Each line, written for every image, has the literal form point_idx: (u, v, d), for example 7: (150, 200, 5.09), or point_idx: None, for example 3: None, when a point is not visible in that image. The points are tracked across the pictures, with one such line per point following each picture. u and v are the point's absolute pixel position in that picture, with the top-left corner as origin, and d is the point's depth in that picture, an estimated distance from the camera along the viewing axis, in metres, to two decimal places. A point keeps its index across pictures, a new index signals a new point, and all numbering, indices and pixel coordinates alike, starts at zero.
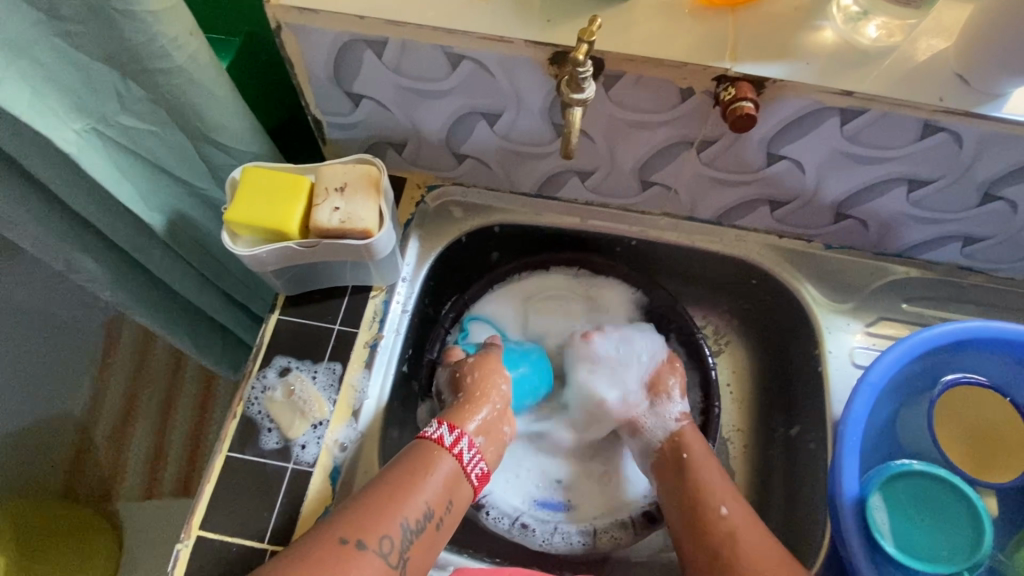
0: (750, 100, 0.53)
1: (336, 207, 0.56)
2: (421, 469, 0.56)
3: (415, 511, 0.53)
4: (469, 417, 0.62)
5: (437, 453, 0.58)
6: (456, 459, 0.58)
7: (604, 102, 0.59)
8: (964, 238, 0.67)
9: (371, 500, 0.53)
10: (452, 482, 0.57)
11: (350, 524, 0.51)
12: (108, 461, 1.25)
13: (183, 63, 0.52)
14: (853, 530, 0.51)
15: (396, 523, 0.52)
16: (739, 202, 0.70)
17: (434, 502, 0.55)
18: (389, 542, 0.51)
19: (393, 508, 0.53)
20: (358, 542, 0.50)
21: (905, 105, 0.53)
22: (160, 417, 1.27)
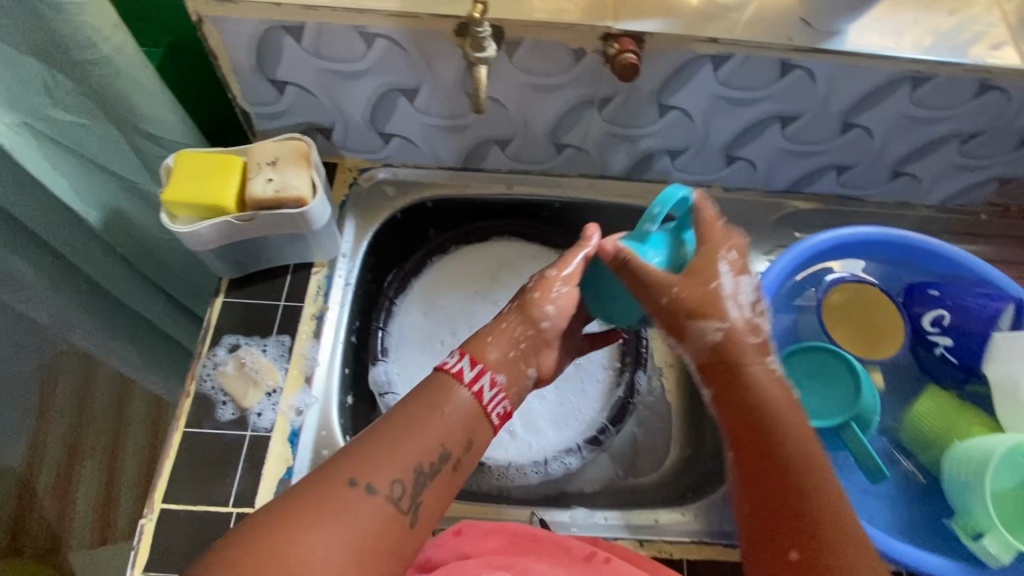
0: (632, 52, 0.61)
1: (269, 178, 0.60)
2: (433, 404, 0.49)
3: (427, 453, 0.47)
4: (490, 348, 0.53)
5: (450, 386, 0.50)
6: (473, 396, 0.50)
7: (509, 68, 0.66)
8: (837, 167, 0.78)
9: (376, 437, 0.47)
10: (469, 420, 0.49)
11: (356, 464, 0.45)
12: (54, 507, 1.22)
13: (110, 54, 0.54)
14: None
15: (407, 466, 0.46)
16: (644, 155, 0.78)
17: (447, 442, 0.48)
18: (400, 487, 0.45)
19: (404, 449, 0.46)
20: (367, 485, 0.44)
21: (762, 47, 0.63)
22: (108, 457, 1.23)
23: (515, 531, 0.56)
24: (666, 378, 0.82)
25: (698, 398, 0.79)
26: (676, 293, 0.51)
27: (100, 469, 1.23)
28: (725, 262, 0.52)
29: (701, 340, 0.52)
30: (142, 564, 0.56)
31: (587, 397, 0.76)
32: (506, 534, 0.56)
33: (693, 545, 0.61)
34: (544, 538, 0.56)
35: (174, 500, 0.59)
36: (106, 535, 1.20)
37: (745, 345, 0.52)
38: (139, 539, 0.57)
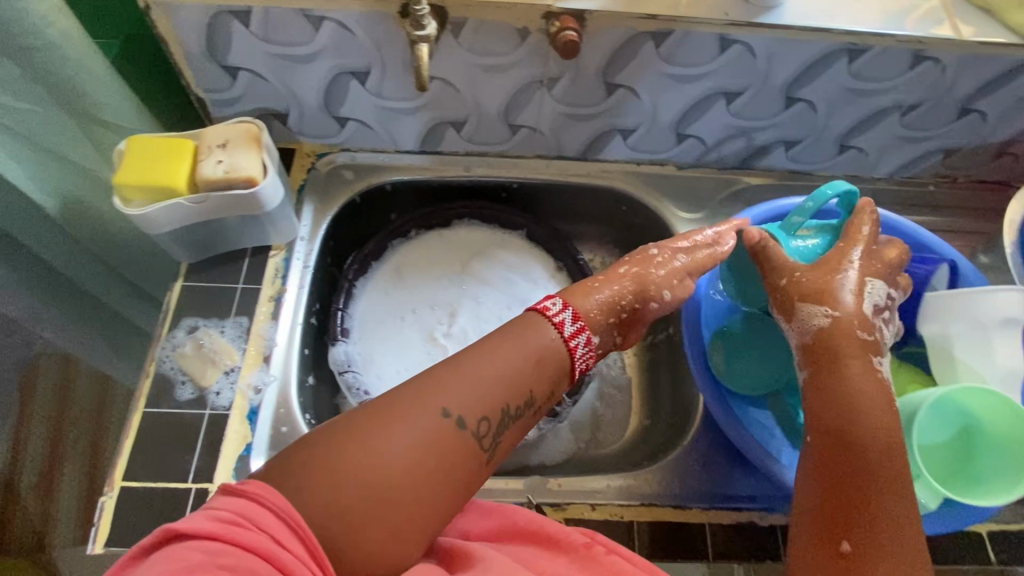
0: (572, 30, 0.62)
1: (220, 160, 0.62)
2: (524, 346, 0.49)
3: (516, 396, 0.47)
4: (591, 297, 0.55)
5: (533, 324, 0.51)
6: (562, 344, 0.51)
7: (456, 49, 0.67)
8: (785, 142, 0.79)
9: (466, 368, 0.47)
10: (548, 361, 0.50)
11: (446, 392, 0.45)
12: None
13: (56, 39, 0.57)
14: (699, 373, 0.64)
15: (498, 406, 0.46)
16: (597, 134, 0.79)
17: (534, 388, 0.49)
18: (488, 424, 0.45)
19: (494, 386, 0.47)
20: (457, 416, 0.44)
21: (700, 23, 0.64)
22: None
23: (515, 519, 0.48)
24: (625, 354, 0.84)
25: (656, 371, 0.81)
26: (798, 277, 0.53)
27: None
28: (858, 260, 0.54)
29: (812, 318, 0.52)
30: (103, 540, 0.58)
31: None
32: (505, 518, 0.48)
33: (644, 508, 0.63)
34: (549, 532, 0.46)
35: (133, 478, 0.60)
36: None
37: (855, 339, 0.51)
38: (99, 517, 0.58)
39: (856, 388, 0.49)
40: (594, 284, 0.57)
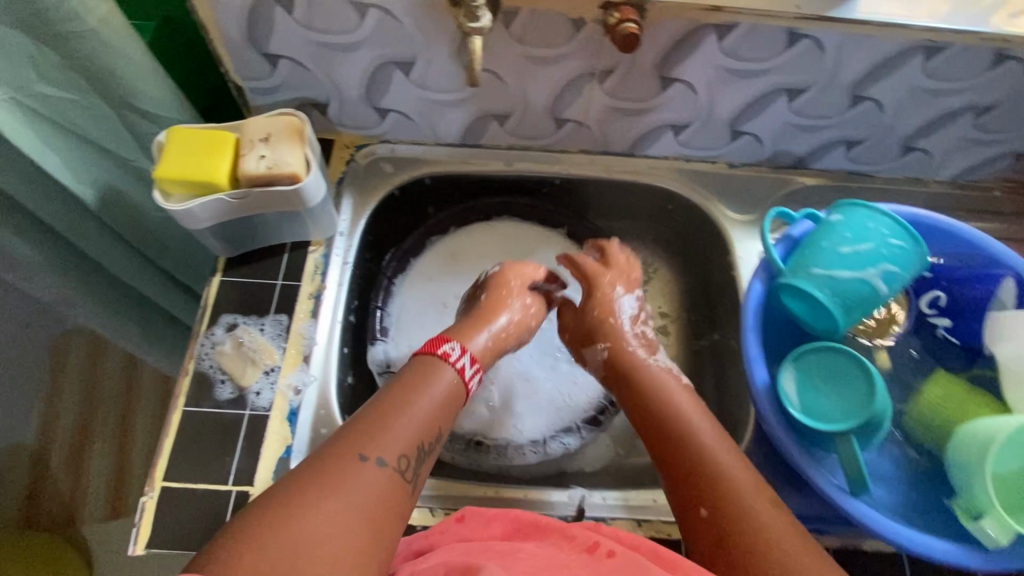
0: (633, 21, 0.58)
1: (262, 155, 0.59)
2: (425, 390, 0.56)
3: (426, 432, 0.54)
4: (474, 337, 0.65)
5: (438, 365, 0.58)
6: (457, 381, 0.59)
7: (507, 39, 0.64)
8: (845, 141, 0.75)
9: (373, 420, 0.52)
10: (450, 400, 0.57)
11: (362, 441, 0.50)
12: (68, 484, 1.20)
13: (96, 27, 0.53)
14: (771, 412, 0.54)
15: (411, 443, 0.52)
16: (645, 130, 0.76)
17: (441, 423, 0.55)
18: (406, 460, 0.51)
19: (406, 428, 0.53)
20: (376, 458, 0.49)
21: (769, 16, 0.60)
22: (116, 437, 1.19)
23: (518, 516, 0.54)
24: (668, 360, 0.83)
25: (701, 379, 0.79)
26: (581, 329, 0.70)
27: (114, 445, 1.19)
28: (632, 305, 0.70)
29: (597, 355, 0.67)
30: (144, 540, 0.57)
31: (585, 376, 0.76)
32: (510, 517, 0.54)
33: None
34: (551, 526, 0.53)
35: (174, 479, 0.59)
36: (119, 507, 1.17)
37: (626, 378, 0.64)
38: (140, 516, 0.58)
39: (668, 407, 0.60)
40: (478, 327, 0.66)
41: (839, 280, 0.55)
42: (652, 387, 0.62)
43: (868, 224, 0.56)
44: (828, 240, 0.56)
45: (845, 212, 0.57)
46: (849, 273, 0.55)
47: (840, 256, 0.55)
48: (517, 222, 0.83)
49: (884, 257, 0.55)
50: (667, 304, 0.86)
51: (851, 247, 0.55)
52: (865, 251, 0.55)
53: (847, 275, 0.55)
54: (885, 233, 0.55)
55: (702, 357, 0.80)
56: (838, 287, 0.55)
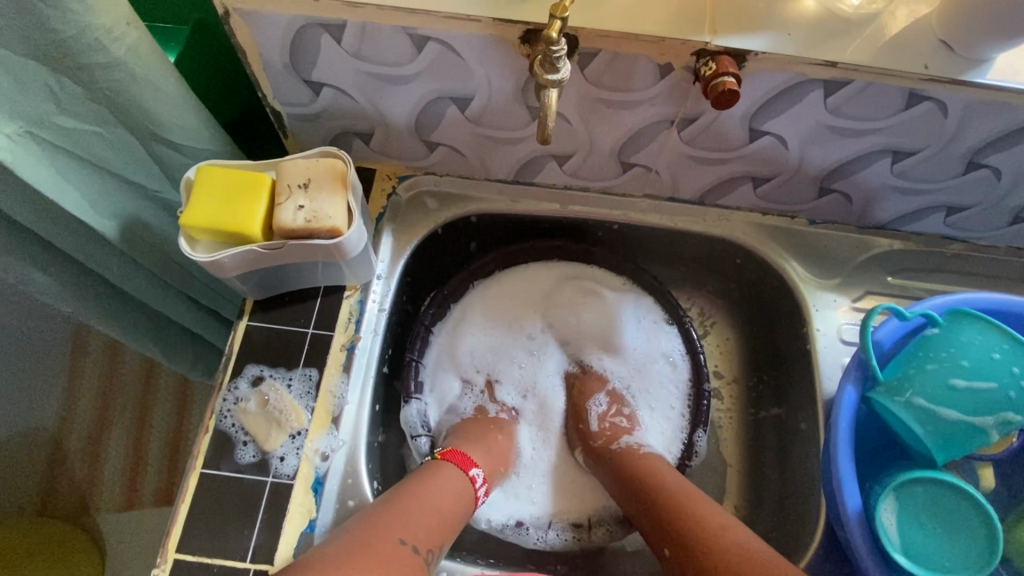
0: (732, 75, 0.50)
1: (300, 206, 0.53)
2: (449, 489, 0.59)
3: (447, 529, 0.56)
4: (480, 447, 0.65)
5: (456, 475, 0.61)
6: (469, 489, 0.61)
7: (580, 81, 0.56)
8: (947, 208, 0.66)
9: (413, 507, 0.54)
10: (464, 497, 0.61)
11: (404, 526, 0.52)
12: (85, 470, 1.10)
13: (122, 57, 0.48)
14: (864, 541, 0.50)
15: (437, 537, 0.55)
16: (721, 180, 0.68)
17: (456, 523, 0.58)
18: (432, 553, 0.53)
19: (436, 523, 0.55)
20: (413, 545, 0.52)
21: (888, 75, 0.52)
22: (134, 425, 1.08)
23: None
24: (724, 428, 0.77)
25: (759, 455, 0.73)
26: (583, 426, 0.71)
27: (131, 433, 1.08)
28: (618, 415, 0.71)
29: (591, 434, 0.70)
30: None
31: (663, 432, 0.73)
32: None
33: None
34: None
35: (188, 550, 0.54)
36: (134, 498, 1.09)
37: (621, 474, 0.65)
38: None
39: (671, 479, 0.61)
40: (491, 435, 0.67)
41: (941, 417, 0.50)
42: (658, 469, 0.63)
43: (991, 355, 0.49)
44: (935, 363, 0.51)
45: (963, 328, 0.51)
46: (960, 414, 0.50)
47: (948, 389, 0.50)
48: (569, 265, 0.76)
49: (1004, 400, 0.49)
50: (723, 364, 0.80)
51: (966, 381, 0.49)
52: (980, 388, 0.49)
53: (952, 413, 0.50)
54: (1011, 369, 0.49)
55: (761, 428, 0.74)
56: (939, 423, 0.51)
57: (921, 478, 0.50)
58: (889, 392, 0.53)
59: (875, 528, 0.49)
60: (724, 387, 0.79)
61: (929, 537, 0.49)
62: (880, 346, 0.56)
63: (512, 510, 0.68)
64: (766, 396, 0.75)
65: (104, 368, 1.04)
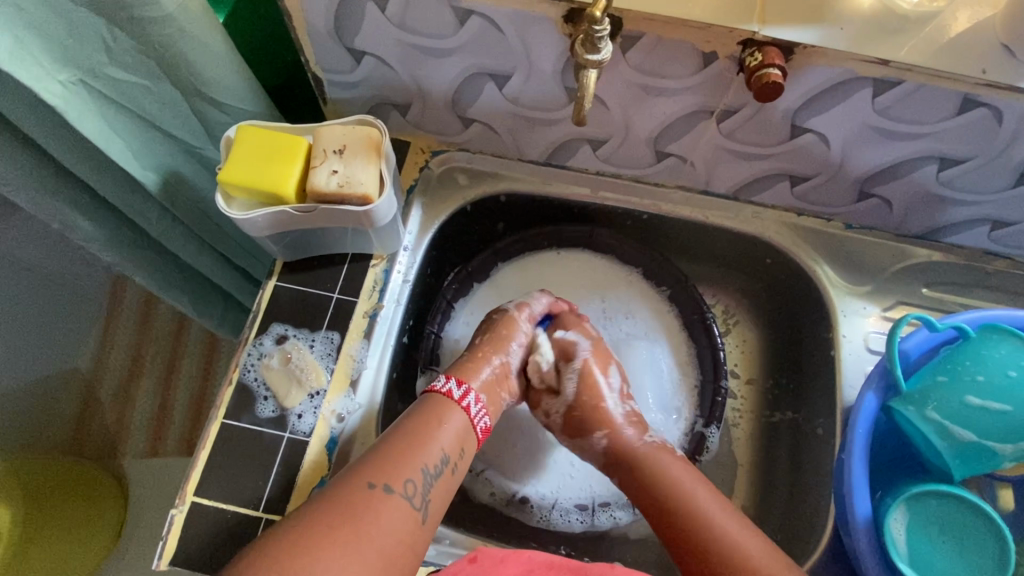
0: (777, 67, 0.49)
1: (334, 170, 0.54)
2: (434, 421, 0.57)
3: (432, 457, 0.54)
4: (475, 374, 0.62)
5: (447, 407, 0.59)
6: (463, 413, 0.59)
7: (621, 64, 0.55)
8: (992, 221, 0.64)
9: (381, 451, 0.54)
10: (462, 433, 0.58)
11: (371, 470, 0.52)
12: (112, 417, 1.12)
13: (173, 12, 0.49)
14: (866, 545, 0.49)
15: (417, 467, 0.53)
16: (757, 176, 0.66)
17: (447, 449, 0.56)
18: (413, 485, 0.52)
19: (408, 459, 0.53)
20: (384, 486, 0.51)
21: (943, 77, 0.50)
22: (164, 376, 1.12)
23: (530, 557, 0.54)
24: (739, 428, 0.76)
25: (772, 457, 0.72)
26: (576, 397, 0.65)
27: (159, 385, 1.13)
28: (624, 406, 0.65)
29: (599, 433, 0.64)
30: (169, 555, 0.54)
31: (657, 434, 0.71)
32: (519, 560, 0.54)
33: None
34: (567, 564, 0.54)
35: (206, 494, 0.56)
36: (158, 447, 1.11)
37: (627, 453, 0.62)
38: (168, 529, 0.55)
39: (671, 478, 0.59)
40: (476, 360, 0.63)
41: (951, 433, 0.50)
42: (666, 478, 0.59)
43: (1005, 372, 0.48)
44: (947, 375, 0.50)
45: (990, 343, 0.50)
46: (971, 433, 0.49)
47: (963, 407, 0.49)
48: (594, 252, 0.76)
49: (1019, 422, 0.48)
50: (742, 364, 0.79)
51: (981, 399, 0.49)
52: (994, 408, 0.48)
53: (967, 432, 0.49)
54: None
55: (777, 432, 0.73)
56: (950, 438, 0.50)
57: (935, 492, 0.50)
58: (912, 404, 0.52)
59: (881, 534, 0.49)
60: (741, 387, 0.78)
61: (938, 545, 0.49)
62: (905, 357, 0.55)
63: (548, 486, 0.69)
64: (783, 400, 0.74)
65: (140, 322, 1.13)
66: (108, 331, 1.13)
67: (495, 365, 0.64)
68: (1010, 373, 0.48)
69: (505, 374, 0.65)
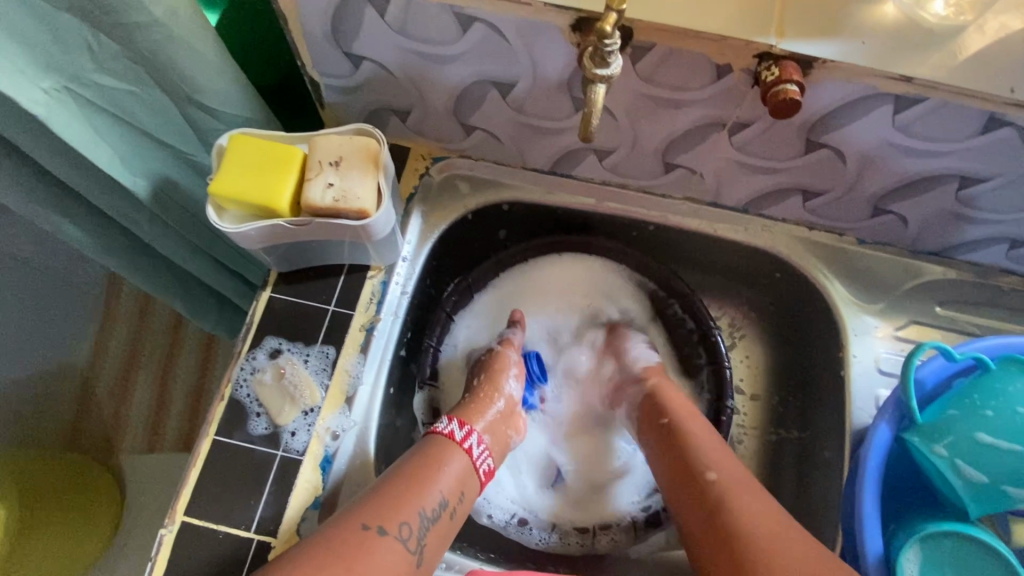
0: (795, 83, 0.47)
1: (330, 183, 0.52)
2: (434, 460, 0.56)
3: (431, 501, 0.53)
4: (478, 416, 0.62)
5: (448, 448, 0.57)
6: (467, 455, 0.58)
7: (630, 75, 0.53)
8: (1012, 240, 0.62)
9: (378, 490, 0.52)
10: (464, 476, 0.57)
11: (366, 511, 0.50)
12: (111, 411, 1.10)
13: (161, 17, 0.47)
14: None
15: (414, 511, 0.51)
16: (769, 189, 0.64)
17: (447, 493, 0.54)
18: (408, 528, 0.50)
19: (406, 495, 0.52)
20: (379, 527, 0.49)
21: (968, 95, 0.48)
22: (161, 371, 1.10)
23: None
24: (743, 446, 0.74)
25: (777, 476, 0.71)
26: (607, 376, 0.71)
27: (155, 381, 1.10)
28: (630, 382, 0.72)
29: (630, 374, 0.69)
30: None
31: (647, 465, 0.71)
32: None
33: None
34: None
35: (196, 514, 0.55)
36: (156, 443, 1.09)
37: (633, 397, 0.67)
38: (157, 549, 0.54)
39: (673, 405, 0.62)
40: (475, 402, 0.63)
41: (960, 470, 0.49)
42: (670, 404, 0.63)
43: (1015, 409, 0.48)
44: (958, 410, 0.50)
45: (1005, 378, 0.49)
46: (980, 470, 0.49)
47: (973, 443, 0.49)
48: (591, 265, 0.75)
49: None
50: (748, 379, 0.76)
51: (992, 437, 0.48)
52: (1004, 446, 0.48)
53: (977, 471, 0.49)
54: None
55: (782, 450, 0.72)
56: (961, 474, 0.49)
57: (946, 531, 0.49)
58: (925, 437, 0.50)
59: None
60: (746, 403, 0.76)
61: None
62: (921, 386, 0.53)
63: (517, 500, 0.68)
64: (789, 419, 0.72)
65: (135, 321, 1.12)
66: (103, 328, 1.11)
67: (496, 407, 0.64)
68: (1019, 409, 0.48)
69: (510, 412, 0.65)
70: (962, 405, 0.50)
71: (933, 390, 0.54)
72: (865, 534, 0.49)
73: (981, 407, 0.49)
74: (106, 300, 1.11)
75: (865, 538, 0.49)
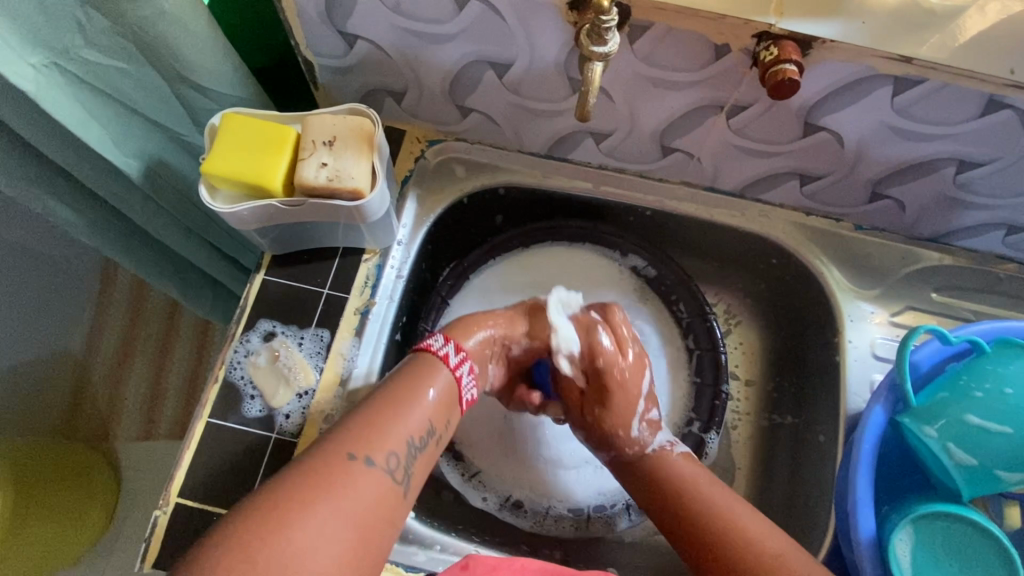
0: (794, 63, 0.46)
1: (323, 163, 0.52)
2: (420, 387, 0.53)
3: (418, 429, 0.51)
4: (469, 335, 0.59)
5: (438, 367, 0.55)
6: (454, 380, 0.55)
7: (628, 55, 0.52)
8: (1009, 226, 0.61)
9: (362, 415, 0.50)
10: (448, 399, 0.54)
11: (354, 439, 0.48)
12: (106, 398, 1.10)
13: None
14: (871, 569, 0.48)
15: (402, 439, 0.50)
16: (767, 173, 0.64)
17: (434, 419, 0.53)
18: (395, 459, 0.49)
19: (395, 429, 0.50)
20: (366, 458, 0.47)
21: (969, 76, 0.47)
22: (156, 357, 1.10)
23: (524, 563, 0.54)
24: (738, 431, 0.74)
25: (772, 461, 0.71)
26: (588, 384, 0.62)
27: (150, 367, 1.10)
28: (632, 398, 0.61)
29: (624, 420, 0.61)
30: (152, 558, 0.53)
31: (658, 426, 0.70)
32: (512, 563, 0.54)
33: None
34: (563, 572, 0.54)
35: (191, 496, 0.55)
36: (151, 429, 1.09)
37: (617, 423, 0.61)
38: (152, 531, 0.54)
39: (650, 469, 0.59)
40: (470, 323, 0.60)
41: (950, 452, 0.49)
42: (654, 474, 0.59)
43: (1003, 391, 0.48)
44: (948, 392, 0.50)
45: (997, 360, 0.49)
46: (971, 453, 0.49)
47: (963, 426, 0.49)
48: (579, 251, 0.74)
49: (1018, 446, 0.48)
50: (744, 365, 0.76)
51: (982, 419, 0.48)
52: (994, 429, 0.48)
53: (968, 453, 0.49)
54: None
55: (776, 437, 0.72)
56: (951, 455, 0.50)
57: (943, 512, 0.49)
58: (917, 418, 0.51)
59: (888, 557, 0.48)
60: (741, 389, 0.75)
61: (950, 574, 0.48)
62: (916, 368, 0.54)
63: (513, 483, 0.68)
64: (786, 406, 0.72)
65: (130, 307, 1.11)
66: (98, 313, 1.11)
67: (497, 329, 0.61)
68: (1008, 390, 0.48)
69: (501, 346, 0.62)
70: (953, 386, 0.50)
71: (928, 373, 0.54)
72: (859, 516, 0.49)
73: (972, 389, 0.49)
74: (100, 286, 1.11)
75: (858, 519, 0.50)
